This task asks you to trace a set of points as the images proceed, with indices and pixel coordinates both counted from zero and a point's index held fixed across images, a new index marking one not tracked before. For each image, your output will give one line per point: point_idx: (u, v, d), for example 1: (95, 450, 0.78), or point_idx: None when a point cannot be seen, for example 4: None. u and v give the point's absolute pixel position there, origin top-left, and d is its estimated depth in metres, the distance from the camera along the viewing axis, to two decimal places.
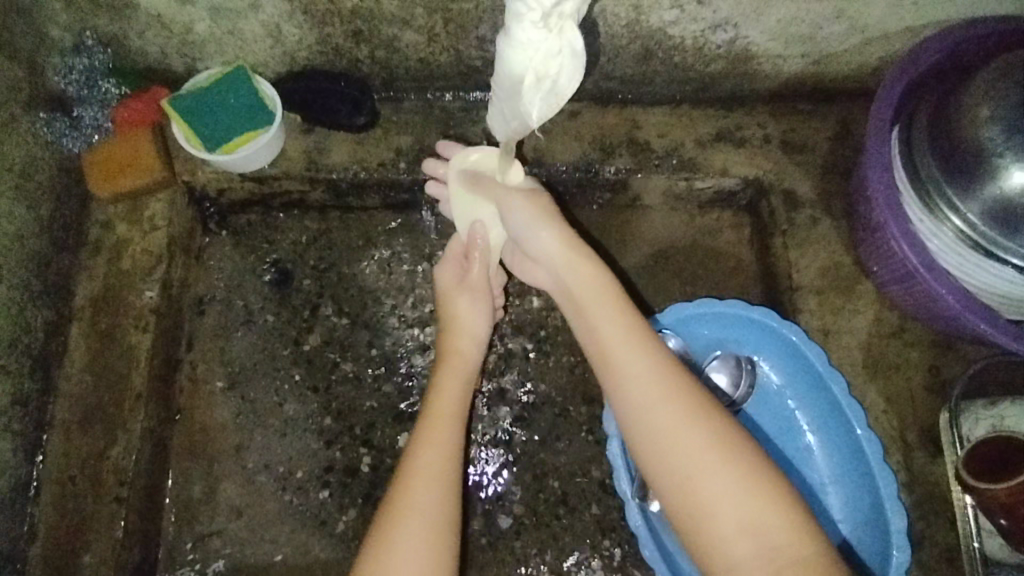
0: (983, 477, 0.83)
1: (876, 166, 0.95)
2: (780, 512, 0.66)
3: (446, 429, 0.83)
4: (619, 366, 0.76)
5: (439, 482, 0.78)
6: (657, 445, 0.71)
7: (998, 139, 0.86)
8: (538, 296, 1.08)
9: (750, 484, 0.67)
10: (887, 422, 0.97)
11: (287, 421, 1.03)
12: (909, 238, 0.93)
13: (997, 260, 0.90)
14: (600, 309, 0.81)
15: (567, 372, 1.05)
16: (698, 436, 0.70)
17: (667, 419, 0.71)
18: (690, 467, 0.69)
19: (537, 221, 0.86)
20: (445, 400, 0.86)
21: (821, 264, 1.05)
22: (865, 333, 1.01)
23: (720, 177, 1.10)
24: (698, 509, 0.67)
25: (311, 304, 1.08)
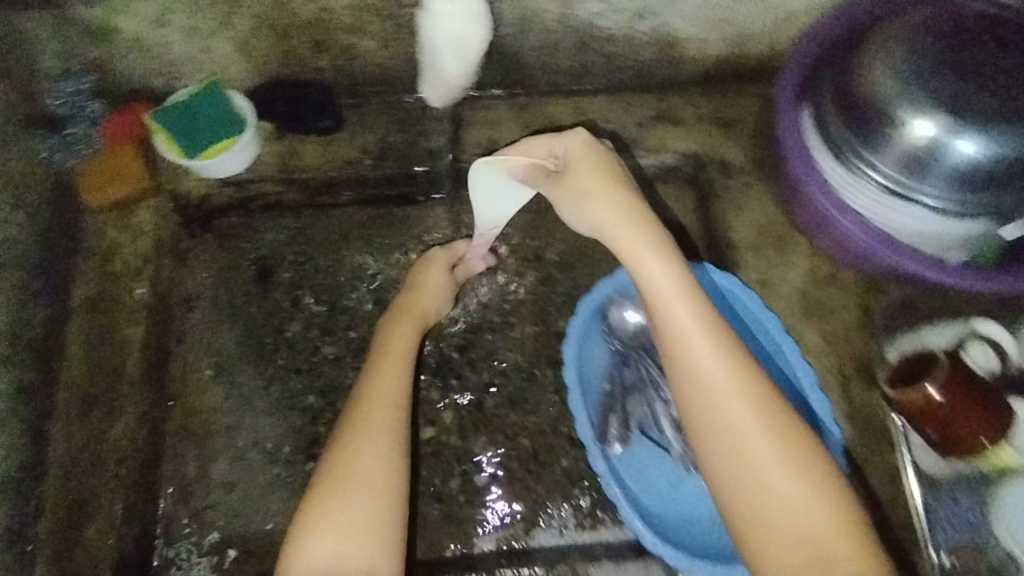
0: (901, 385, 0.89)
1: (788, 128, 1.06)
2: (829, 508, 0.73)
3: (382, 415, 0.88)
4: (693, 359, 0.78)
5: (381, 461, 0.84)
6: (728, 436, 0.76)
7: (889, 90, 0.96)
8: (502, 271, 1.17)
9: (801, 473, 0.74)
10: (826, 359, 1.05)
11: (273, 402, 1.11)
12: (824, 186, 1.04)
13: (914, 201, 0.99)
14: (684, 310, 0.80)
15: (532, 339, 1.13)
16: (760, 427, 0.75)
17: (735, 411, 0.76)
18: (753, 455, 0.74)
19: (592, 204, 0.88)
20: (397, 360, 0.95)
21: (755, 223, 1.15)
22: (800, 282, 1.10)
23: (661, 154, 1.20)
24: (756, 502, 0.73)
25: (292, 294, 1.18)
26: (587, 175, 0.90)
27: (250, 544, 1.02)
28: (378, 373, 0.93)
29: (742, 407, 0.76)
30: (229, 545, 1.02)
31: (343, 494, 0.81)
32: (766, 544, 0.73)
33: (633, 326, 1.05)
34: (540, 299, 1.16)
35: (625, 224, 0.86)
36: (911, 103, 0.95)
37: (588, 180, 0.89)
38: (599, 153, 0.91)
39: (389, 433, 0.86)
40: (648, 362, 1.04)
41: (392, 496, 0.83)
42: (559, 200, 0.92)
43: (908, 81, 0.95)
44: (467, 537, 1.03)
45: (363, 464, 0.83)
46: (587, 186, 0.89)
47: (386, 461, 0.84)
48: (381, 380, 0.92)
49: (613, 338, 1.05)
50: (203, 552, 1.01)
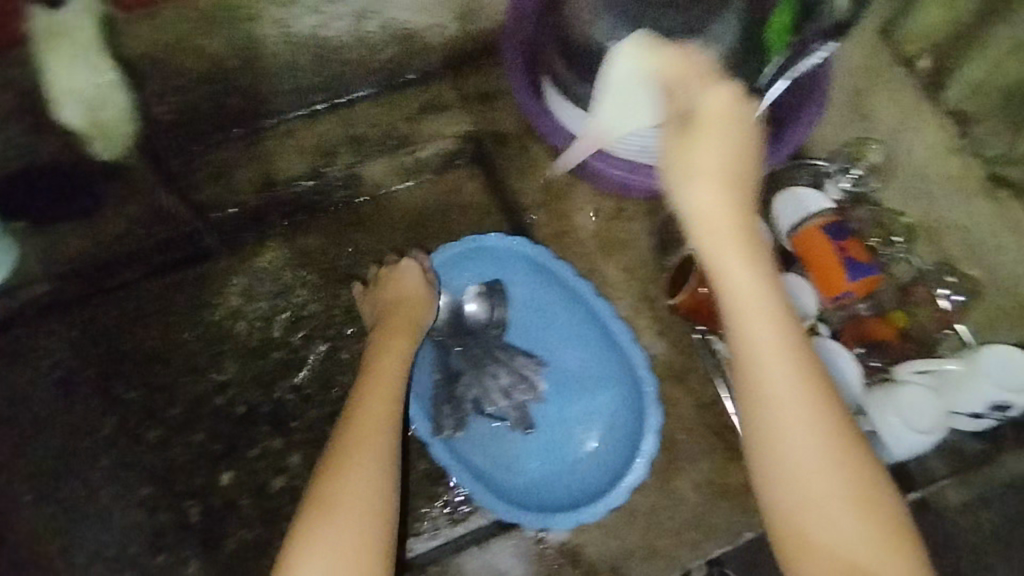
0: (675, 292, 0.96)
1: (523, 93, 1.10)
2: (876, 516, 0.65)
3: (368, 448, 0.80)
4: (730, 277, 0.67)
5: (361, 495, 0.76)
6: (778, 434, 0.66)
7: (600, 37, 0.97)
8: (316, 302, 1.18)
9: (845, 450, 0.66)
10: (629, 289, 1.10)
11: (107, 506, 1.05)
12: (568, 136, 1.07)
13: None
14: (748, 318, 0.67)
15: (362, 357, 1.14)
16: (825, 389, 0.67)
17: (784, 379, 0.66)
18: (798, 431, 0.65)
19: (694, 147, 0.67)
20: (372, 398, 0.87)
21: (539, 182, 1.19)
22: (592, 224, 1.15)
23: (437, 141, 1.22)
24: (798, 503, 0.65)
25: (101, 389, 1.11)
26: (681, 144, 0.68)
27: None
28: (372, 396, 0.87)
29: (789, 377, 0.66)
30: None
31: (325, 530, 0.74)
32: (806, 517, 0.65)
33: (445, 313, 1.06)
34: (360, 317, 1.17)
35: (753, 167, 0.68)
36: (621, 45, 0.96)
37: (682, 149, 0.68)
38: (737, 115, 0.68)
39: (377, 463, 0.79)
40: (468, 343, 1.04)
41: (373, 533, 0.74)
42: (671, 142, 0.69)
43: (615, 24, 0.96)
44: None
45: (347, 505, 0.75)
46: (706, 128, 0.67)
47: (364, 509, 0.75)
48: (370, 408, 0.85)
49: (432, 331, 1.05)
50: None
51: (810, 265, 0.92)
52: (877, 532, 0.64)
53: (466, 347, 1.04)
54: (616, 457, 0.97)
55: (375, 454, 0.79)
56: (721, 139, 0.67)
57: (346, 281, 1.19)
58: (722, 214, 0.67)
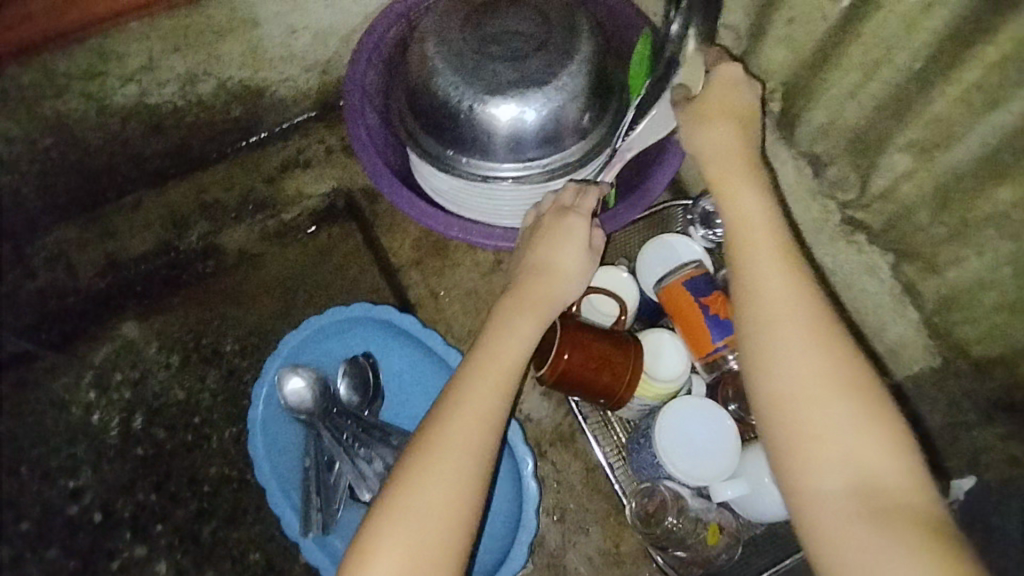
0: (539, 362, 0.85)
1: (363, 150, 1.02)
2: (888, 443, 0.60)
3: (481, 431, 0.68)
4: (732, 204, 0.73)
5: (449, 511, 0.65)
6: (768, 369, 0.65)
7: (458, 94, 0.90)
8: (181, 386, 1.09)
9: (829, 374, 0.62)
10: None
11: None
12: (414, 201, 1.01)
13: (515, 181, 0.95)
14: (756, 253, 0.70)
15: (234, 444, 1.06)
16: (797, 323, 0.65)
17: (785, 309, 0.66)
18: (795, 362, 0.64)
19: (702, 121, 0.77)
20: (491, 355, 0.73)
21: (411, 239, 1.15)
22: (468, 281, 1.12)
23: (301, 201, 1.17)
24: (800, 439, 0.61)
25: None
26: (700, 117, 0.78)
27: None
28: (486, 358, 0.73)
29: (788, 303, 0.66)
30: None
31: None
32: (807, 473, 0.60)
33: (312, 394, 0.99)
34: (232, 399, 1.09)
35: (744, 134, 0.77)
36: (483, 101, 0.89)
37: (702, 118, 0.77)
38: (734, 82, 0.79)
39: (486, 447, 0.68)
40: (338, 423, 0.99)
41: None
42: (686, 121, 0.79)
43: (472, 79, 0.89)
44: None
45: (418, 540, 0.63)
46: (701, 130, 0.77)
47: (461, 491, 0.65)
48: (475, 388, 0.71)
49: (300, 412, 0.99)
50: None
51: (681, 324, 0.86)
52: (892, 457, 0.59)
53: (336, 428, 0.98)
54: (494, 544, 0.91)
55: (457, 478, 0.66)
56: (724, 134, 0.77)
57: (213, 360, 1.11)
58: (731, 159, 0.75)
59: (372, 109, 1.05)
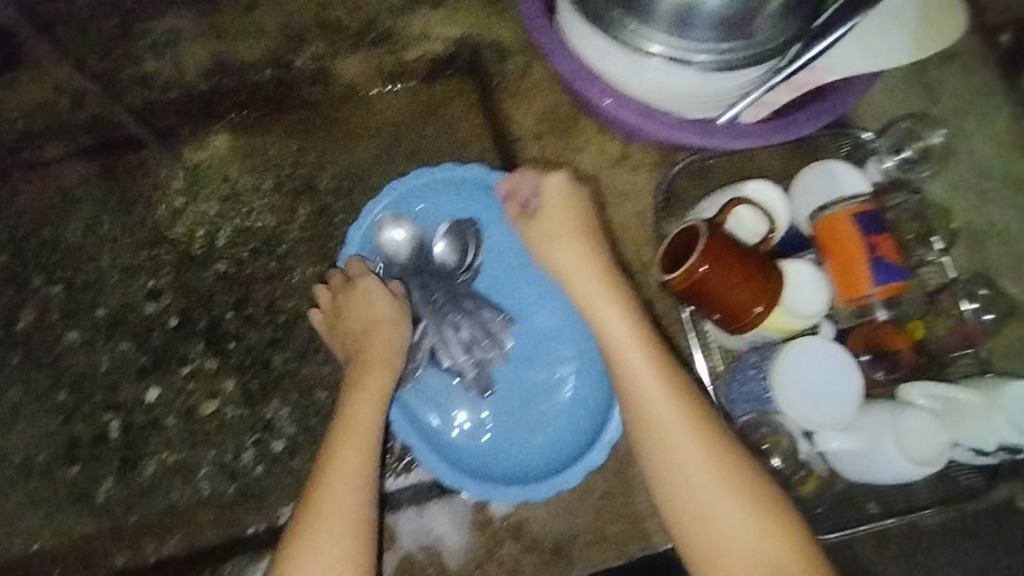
0: (669, 264, 0.79)
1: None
2: (783, 544, 0.69)
3: (354, 456, 0.75)
4: (653, 412, 0.76)
5: (349, 491, 0.73)
6: (681, 490, 0.73)
7: None
8: (270, 212, 1.04)
9: (739, 501, 0.71)
10: (623, 249, 0.98)
11: (14, 408, 0.94)
12: (569, 62, 0.88)
13: (672, 62, 0.82)
14: (691, 458, 0.73)
15: (315, 282, 1.03)
16: (660, 396, 0.77)
17: (665, 416, 0.76)
18: (658, 421, 0.76)
19: (614, 302, 0.84)
20: (364, 413, 0.78)
21: (538, 110, 1.03)
22: (591, 167, 1.00)
23: (423, 42, 1.06)
24: (709, 543, 0.70)
25: (16, 279, 0.98)
26: (603, 300, 0.85)
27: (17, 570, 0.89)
28: (354, 392, 0.80)
29: (660, 394, 0.77)
30: None
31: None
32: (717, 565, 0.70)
33: (410, 248, 0.95)
34: (321, 237, 1.04)
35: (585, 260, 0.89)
36: None
37: (605, 297, 0.85)
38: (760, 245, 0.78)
39: (362, 468, 0.75)
40: (428, 283, 0.93)
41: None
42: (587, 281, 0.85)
43: None
44: (270, 510, 0.95)
45: (328, 525, 0.71)
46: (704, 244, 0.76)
47: (352, 487, 0.73)
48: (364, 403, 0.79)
49: (393, 266, 0.94)
50: None
51: (833, 256, 0.78)
52: (766, 559, 0.69)
53: (427, 287, 0.92)
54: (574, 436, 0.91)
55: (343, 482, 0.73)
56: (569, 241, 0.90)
57: (306, 194, 1.05)
58: (639, 360, 0.79)
59: None
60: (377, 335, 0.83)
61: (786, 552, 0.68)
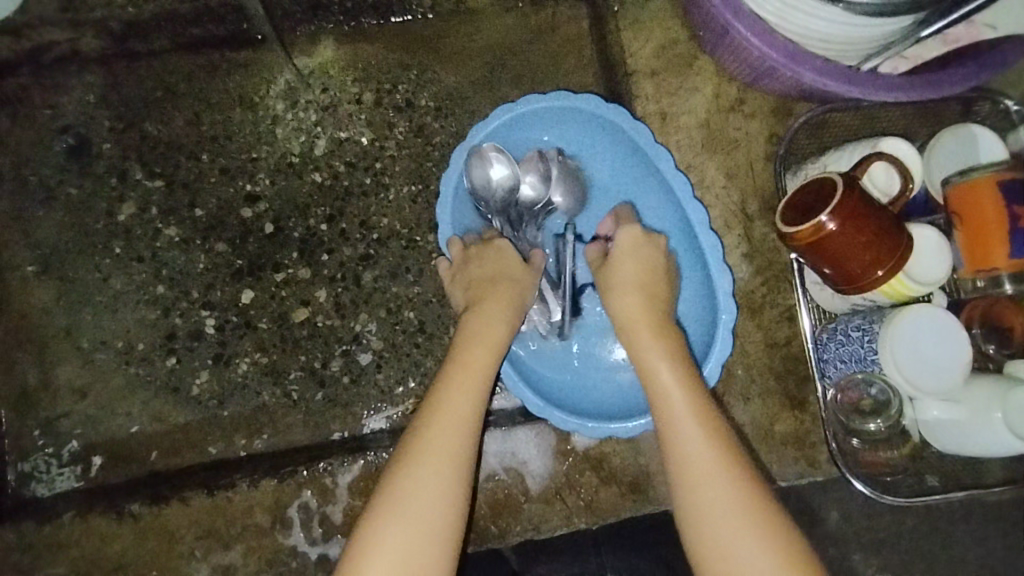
0: (791, 217, 0.77)
1: None
2: None
3: (464, 400, 0.74)
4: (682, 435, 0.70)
5: (458, 435, 0.72)
6: (710, 520, 0.66)
7: None
8: (367, 127, 1.03)
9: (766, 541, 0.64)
10: (727, 198, 0.96)
11: (115, 296, 0.97)
12: None
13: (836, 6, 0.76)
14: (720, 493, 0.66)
15: (409, 202, 1.02)
16: (705, 435, 0.70)
17: (698, 453, 0.69)
18: (687, 456, 0.69)
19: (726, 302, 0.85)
20: (471, 358, 0.77)
21: (654, 44, 0.98)
22: (704, 111, 0.97)
23: None
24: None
25: (117, 169, 0.99)
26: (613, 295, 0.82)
27: (116, 449, 0.94)
28: (473, 334, 0.80)
29: (697, 440, 0.69)
30: (93, 452, 0.93)
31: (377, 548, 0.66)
32: None
33: (500, 183, 0.91)
34: (418, 156, 1.03)
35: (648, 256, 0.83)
36: None
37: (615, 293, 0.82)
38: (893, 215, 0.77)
39: (462, 414, 0.74)
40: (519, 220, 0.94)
41: (438, 522, 0.68)
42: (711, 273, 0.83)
43: None
44: (354, 419, 0.98)
45: (432, 467, 0.70)
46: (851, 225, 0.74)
47: (457, 433, 0.72)
48: (480, 349, 0.78)
49: (482, 204, 0.92)
50: (64, 462, 0.93)
51: (964, 223, 0.77)
52: None
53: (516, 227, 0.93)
54: None
55: (452, 421, 0.73)
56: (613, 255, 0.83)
57: (405, 110, 1.03)
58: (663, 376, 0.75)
59: None
60: (503, 285, 0.83)
61: None
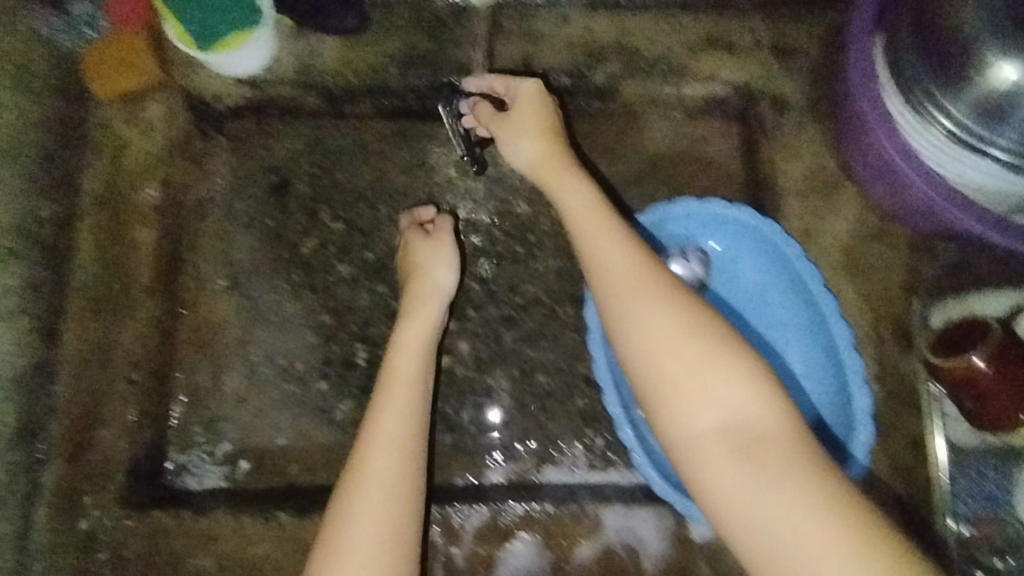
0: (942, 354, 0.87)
1: (860, 69, 0.94)
2: (833, 519, 0.62)
3: (393, 405, 0.85)
4: (670, 375, 0.71)
5: (399, 439, 0.82)
6: (718, 459, 0.67)
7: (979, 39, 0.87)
8: (528, 202, 1.13)
9: (783, 479, 0.65)
10: (862, 319, 1.01)
11: (286, 318, 1.07)
12: (890, 137, 0.93)
13: (995, 160, 0.90)
14: (719, 426, 0.69)
15: (555, 275, 1.11)
16: (712, 357, 0.71)
17: (702, 390, 0.70)
18: (682, 389, 0.71)
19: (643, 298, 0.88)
20: (403, 360, 0.89)
21: (804, 168, 1.07)
22: (846, 234, 1.04)
23: (707, 82, 1.10)
24: (755, 514, 0.64)
25: (308, 208, 1.11)
26: (590, 253, 0.83)
27: (262, 458, 1.02)
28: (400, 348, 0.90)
29: (713, 373, 0.70)
30: (241, 456, 1.02)
31: (358, 500, 0.78)
32: (766, 536, 0.63)
33: None
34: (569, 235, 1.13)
35: (591, 202, 0.89)
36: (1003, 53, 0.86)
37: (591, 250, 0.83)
38: None
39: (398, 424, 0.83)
40: None
41: (411, 483, 0.80)
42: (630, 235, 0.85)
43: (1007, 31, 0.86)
44: (477, 467, 1.04)
45: (382, 457, 0.81)
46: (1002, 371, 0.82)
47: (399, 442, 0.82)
48: (405, 344, 0.91)
49: None
50: (219, 461, 1.01)
51: None
52: (829, 530, 0.62)
53: None
54: None
55: (399, 398, 0.85)
56: (601, 215, 0.87)
57: None
58: (654, 317, 0.75)
59: (873, 32, 0.95)
60: (418, 286, 0.96)
61: (838, 533, 0.61)
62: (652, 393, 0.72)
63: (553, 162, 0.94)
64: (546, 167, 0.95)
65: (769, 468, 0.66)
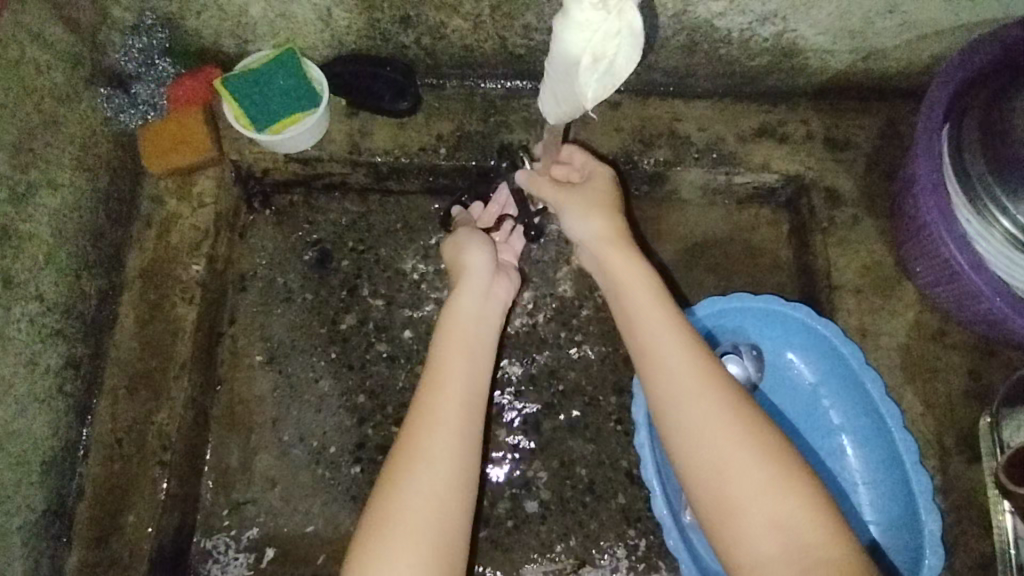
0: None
1: (926, 166, 0.92)
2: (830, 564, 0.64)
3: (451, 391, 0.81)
4: (686, 405, 0.74)
5: (453, 431, 0.78)
6: (720, 489, 0.69)
7: None
8: (571, 284, 1.11)
9: (783, 522, 0.66)
10: (924, 425, 0.96)
11: (322, 397, 1.05)
12: (954, 239, 0.91)
13: None
14: (729, 460, 0.70)
15: (598, 362, 1.08)
16: (768, 482, 0.68)
17: (710, 426, 0.72)
18: (750, 508, 0.68)
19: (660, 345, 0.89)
20: (454, 357, 0.84)
21: (860, 263, 1.03)
22: (904, 335, 1.00)
23: (761, 173, 1.07)
24: (744, 544, 0.67)
25: (350, 284, 1.09)
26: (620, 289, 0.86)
27: (289, 544, 0.99)
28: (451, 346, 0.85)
29: (722, 415, 0.72)
30: (268, 543, 0.99)
31: (412, 479, 0.75)
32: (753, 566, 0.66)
33: None
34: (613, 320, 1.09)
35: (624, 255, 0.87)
36: None
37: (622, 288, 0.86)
38: None
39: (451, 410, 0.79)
40: None
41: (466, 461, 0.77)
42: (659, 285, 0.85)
43: None
44: (512, 565, 0.99)
45: (433, 447, 0.77)
46: None
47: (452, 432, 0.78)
48: (464, 316, 0.88)
49: None
50: (242, 548, 0.99)
51: None
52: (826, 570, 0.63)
53: None
54: None
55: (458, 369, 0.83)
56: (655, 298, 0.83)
57: None
58: (675, 354, 0.77)
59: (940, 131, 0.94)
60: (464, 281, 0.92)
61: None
62: (668, 415, 0.75)
63: (615, 240, 0.89)
64: (606, 242, 0.88)
65: (775, 502, 0.67)
